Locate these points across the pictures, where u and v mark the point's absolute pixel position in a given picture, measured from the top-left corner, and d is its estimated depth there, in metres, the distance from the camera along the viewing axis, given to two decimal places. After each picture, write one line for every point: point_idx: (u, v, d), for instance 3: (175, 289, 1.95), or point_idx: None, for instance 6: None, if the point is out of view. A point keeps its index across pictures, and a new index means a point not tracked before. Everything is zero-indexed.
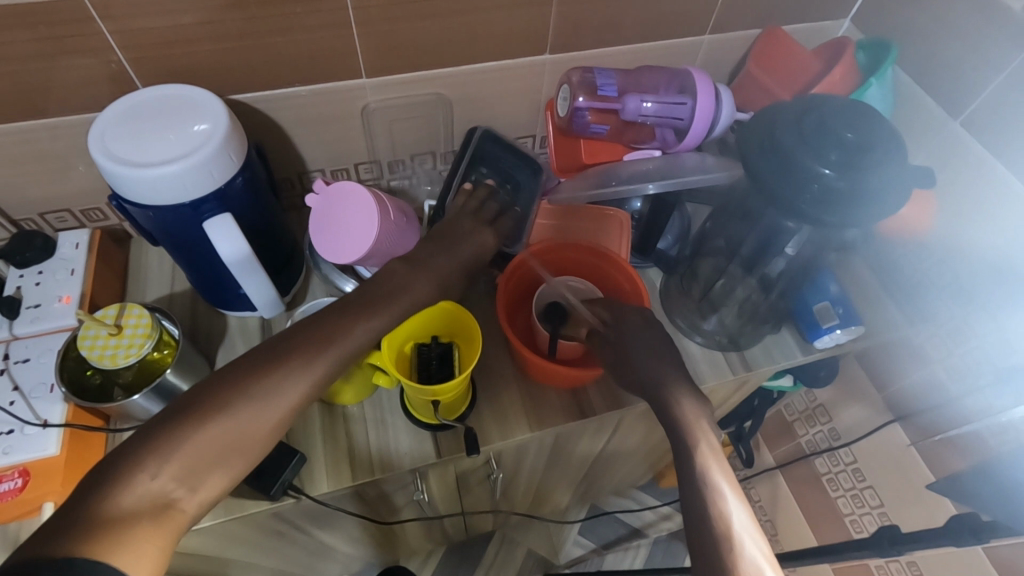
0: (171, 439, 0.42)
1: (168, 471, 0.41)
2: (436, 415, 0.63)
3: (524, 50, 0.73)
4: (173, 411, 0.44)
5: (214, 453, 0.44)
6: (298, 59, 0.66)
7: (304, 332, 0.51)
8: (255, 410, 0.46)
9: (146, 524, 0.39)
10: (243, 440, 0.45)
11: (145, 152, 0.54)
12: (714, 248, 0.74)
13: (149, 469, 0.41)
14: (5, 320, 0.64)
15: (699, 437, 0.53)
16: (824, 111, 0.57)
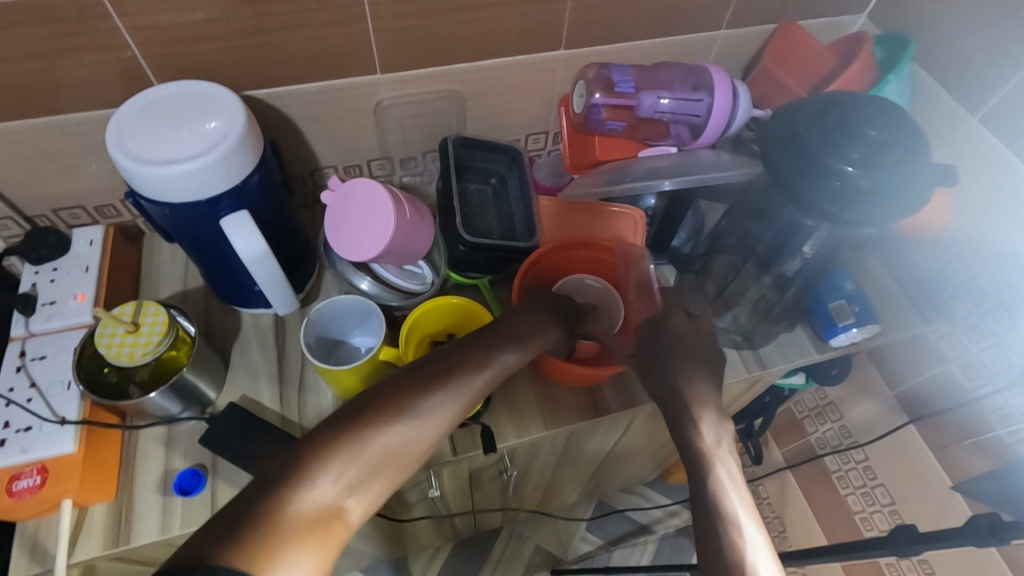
0: (358, 438, 0.43)
1: (339, 475, 0.41)
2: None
3: (539, 46, 0.73)
4: (355, 410, 0.45)
5: (384, 458, 0.43)
6: (313, 56, 0.65)
7: (468, 349, 0.51)
8: (418, 422, 0.45)
9: (318, 531, 0.38)
10: (406, 456, 0.44)
11: (162, 148, 0.54)
12: (727, 246, 0.74)
13: (335, 469, 0.41)
14: (21, 317, 0.64)
15: (713, 460, 0.50)
16: (845, 108, 0.57)
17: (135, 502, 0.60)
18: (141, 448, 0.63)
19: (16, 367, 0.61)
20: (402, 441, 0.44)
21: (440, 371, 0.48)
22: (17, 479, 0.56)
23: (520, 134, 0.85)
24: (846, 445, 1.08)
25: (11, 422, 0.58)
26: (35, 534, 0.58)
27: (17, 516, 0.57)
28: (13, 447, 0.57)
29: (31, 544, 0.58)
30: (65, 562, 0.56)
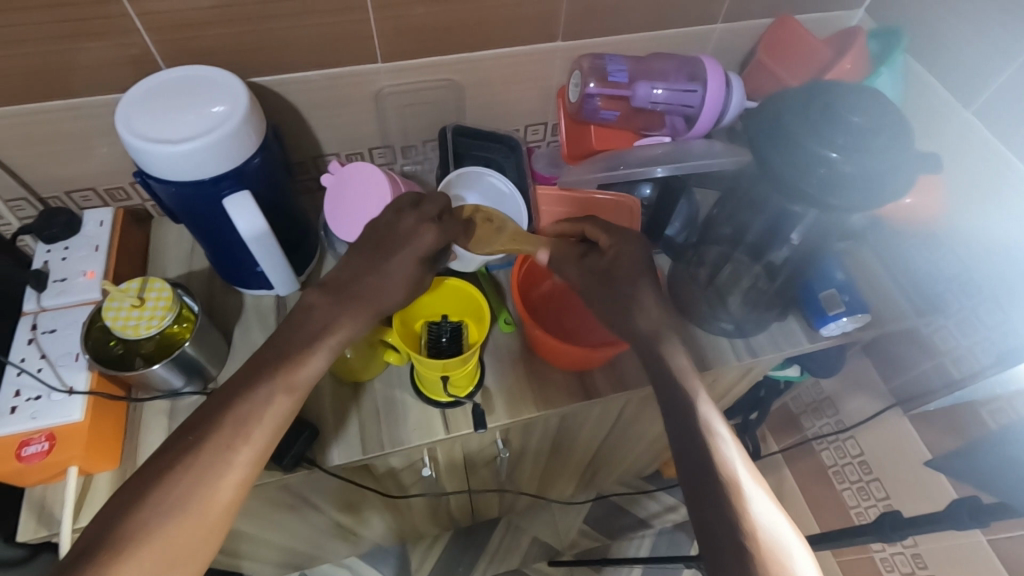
0: (107, 549, 0.41)
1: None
2: (446, 389, 0.65)
3: (536, 37, 0.74)
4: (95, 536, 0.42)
5: (164, 545, 0.43)
6: (315, 44, 0.67)
7: (245, 386, 0.49)
8: (194, 499, 0.44)
9: None
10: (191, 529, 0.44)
11: (169, 128, 0.56)
12: (718, 237, 0.77)
13: None
14: (33, 292, 0.67)
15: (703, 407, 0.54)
16: (831, 94, 0.58)
17: None
18: (146, 419, 0.65)
19: (28, 339, 0.63)
20: (169, 528, 0.43)
21: (178, 452, 0.45)
22: (27, 445, 0.58)
23: (519, 125, 0.87)
24: (843, 439, 1.09)
25: (23, 390, 0.60)
26: (42, 499, 0.60)
27: (27, 481, 0.60)
28: (23, 415, 0.59)
29: (38, 508, 0.60)
30: (71, 526, 0.58)
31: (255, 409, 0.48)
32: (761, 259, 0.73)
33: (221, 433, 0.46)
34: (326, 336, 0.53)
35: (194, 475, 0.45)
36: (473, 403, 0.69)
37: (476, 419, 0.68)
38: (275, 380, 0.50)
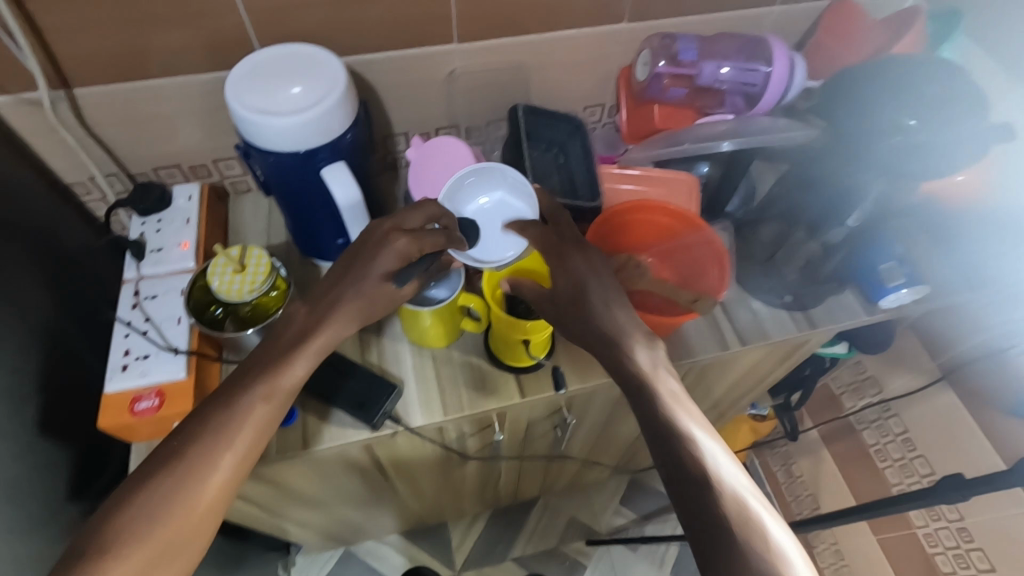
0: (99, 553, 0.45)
1: None
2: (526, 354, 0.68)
3: (604, 19, 0.77)
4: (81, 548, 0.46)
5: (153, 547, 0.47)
6: (396, 24, 0.70)
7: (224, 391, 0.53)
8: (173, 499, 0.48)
9: None
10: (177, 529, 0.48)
11: (277, 102, 0.59)
12: (774, 211, 0.80)
13: None
14: (132, 260, 0.71)
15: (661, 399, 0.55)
16: (905, 66, 0.61)
17: None
18: None
19: (132, 304, 0.67)
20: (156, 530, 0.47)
21: (167, 454, 0.49)
22: (139, 400, 0.62)
23: (578, 106, 0.89)
24: (885, 418, 1.10)
25: (133, 350, 0.64)
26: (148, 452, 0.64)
27: (136, 436, 0.63)
28: (134, 372, 0.63)
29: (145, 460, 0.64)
30: None
31: (236, 416, 0.52)
32: (818, 237, 0.75)
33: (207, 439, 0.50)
34: (305, 341, 0.56)
35: (176, 476, 0.49)
36: (553, 365, 0.73)
37: (556, 381, 0.72)
38: (255, 389, 0.53)
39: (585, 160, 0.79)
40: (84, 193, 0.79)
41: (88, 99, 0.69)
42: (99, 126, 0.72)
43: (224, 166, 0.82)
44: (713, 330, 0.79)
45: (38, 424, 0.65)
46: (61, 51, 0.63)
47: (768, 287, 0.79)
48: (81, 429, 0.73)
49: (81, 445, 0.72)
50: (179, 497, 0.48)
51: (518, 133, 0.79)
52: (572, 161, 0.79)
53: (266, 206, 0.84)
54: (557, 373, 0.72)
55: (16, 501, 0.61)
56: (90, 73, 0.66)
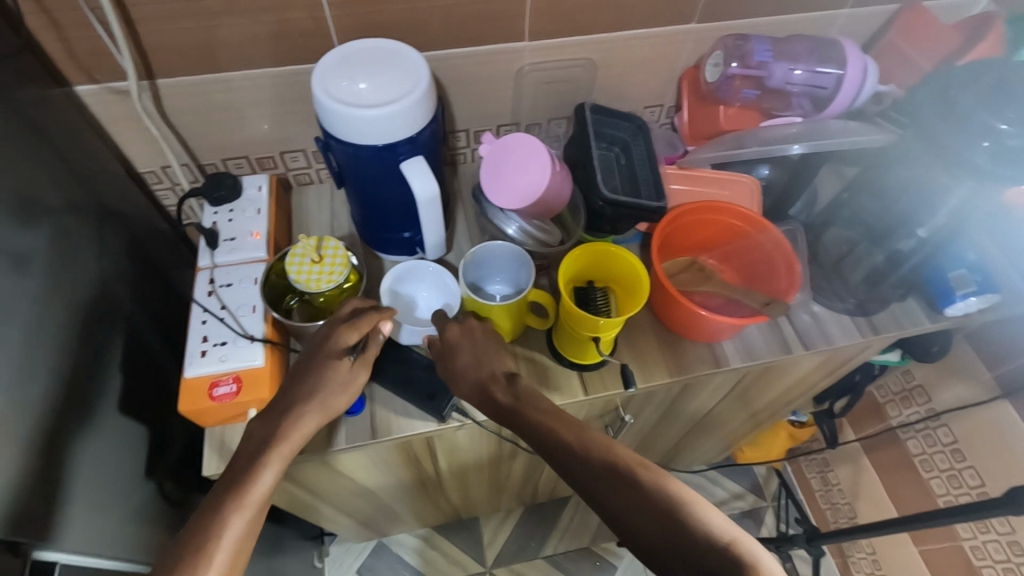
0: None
1: None
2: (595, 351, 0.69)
3: (673, 19, 0.76)
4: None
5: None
6: (470, 21, 0.71)
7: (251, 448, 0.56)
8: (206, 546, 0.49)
9: None
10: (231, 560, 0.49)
11: (363, 95, 0.60)
12: (841, 219, 0.81)
13: None
14: (207, 248, 0.72)
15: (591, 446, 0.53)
16: (1004, 69, 0.60)
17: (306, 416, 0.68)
18: None
19: (208, 291, 0.69)
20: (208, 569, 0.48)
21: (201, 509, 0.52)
22: (217, 386, 0.63)
23: (638, 106, 0.89)
24: (934, 428, 1.09)
25: (210, 336, 0.66)
26: (223, 437, 0.66)
27: (213, 420, 0.65)
28: (213, 358, 0.64)
29: (220, 444, 0.65)
30: None
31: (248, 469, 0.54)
32: (885, 246, 0.76)
33: (213, 506, 0.51)
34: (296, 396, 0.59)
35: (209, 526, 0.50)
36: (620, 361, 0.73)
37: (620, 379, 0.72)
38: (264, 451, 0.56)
39: (648, 160, 0.79)
40: (155, 182, 0.81)
41: (168, 90, 0.70)
42: (176, 117, 0.74)
43: (290, 158, 0.83)
44: (776, 333, 0.78)
45: (118, 404, 0.67)
46: (148, 42, 0.65)
47: (830, 291, 0.80)
48: (152, 411, 0.75)
49: (152, 426, 0.74)
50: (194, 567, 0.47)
51: (581, 131, 0.79)
52: (634, 161, 0.79)
53: (329, 198, 0.86)
54: (623, 370, 0.72)
55: (99, 478, 0.63)
56: (173, 65, 0.68)
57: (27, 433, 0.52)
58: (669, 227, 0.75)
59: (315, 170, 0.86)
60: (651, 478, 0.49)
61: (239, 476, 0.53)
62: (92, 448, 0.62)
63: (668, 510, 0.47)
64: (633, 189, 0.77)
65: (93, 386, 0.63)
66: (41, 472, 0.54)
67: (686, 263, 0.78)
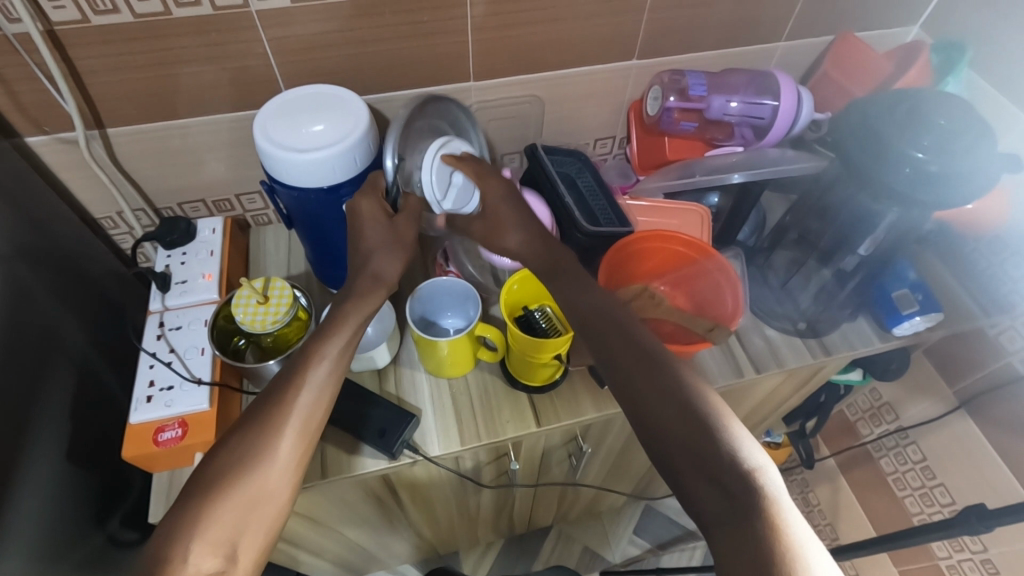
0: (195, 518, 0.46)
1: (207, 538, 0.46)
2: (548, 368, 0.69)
3: (614, 56, 0.79)
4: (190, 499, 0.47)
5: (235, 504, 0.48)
6: (415, 63, 0.73)
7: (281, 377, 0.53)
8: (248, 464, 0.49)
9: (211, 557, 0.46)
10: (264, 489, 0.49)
11: (302, 139, 0.62)
12: (789, 241, 0.82)
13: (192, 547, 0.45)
14: (158, 292, 0.73)
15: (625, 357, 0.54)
16: (920, 100, 0.63)
17: None
18: None
19: (157, 335, 0.69)
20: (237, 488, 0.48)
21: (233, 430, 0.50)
22: (163, 431, 0.63)
23: (589, 138, 0.92)
24: (903, 445, 1.10)
25: (157, 381, 0.66)
26: (171, 481, 0.65)
27: (160, 466, 0.65)
28: (159, 403, 0.64)
29: (167, 490, 0.65)
30: None
31: (283, 390, 0.52)
32: (831, 264, 0.78)
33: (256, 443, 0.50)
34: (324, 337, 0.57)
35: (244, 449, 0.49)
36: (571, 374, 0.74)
37: (574, 408, 0.73)
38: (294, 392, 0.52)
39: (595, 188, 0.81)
40: (111, 227, 0.82)
41: (119, 138, 0.72)
42: (129, 164, 0.75)
43: (246, 199, 0.85)
44: (728, 358, 0.79)
45: (66, 452, 0.67)
46: (97, 93, 0.66)
47: (779, 313, 0.81)
48: (105, 457, 0.74)
49: (103, 474, 0.73)
50: (236, 491, 0.48)
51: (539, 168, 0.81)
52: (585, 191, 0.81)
53: (287, 237, 0.87)
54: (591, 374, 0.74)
55: (39, 530, 0.61)
56: (122, 113, 0.69)
57: None
58: (620, 256, 0.75)
59: (272, 210, 0.87)
60: (705, 399, 0.49)
61: (276, 414, 0.51)
62: (32, 499, 0.61)
63: (711, 425, 0.47)
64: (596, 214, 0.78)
65: (38, 435, 0.63)
66: None
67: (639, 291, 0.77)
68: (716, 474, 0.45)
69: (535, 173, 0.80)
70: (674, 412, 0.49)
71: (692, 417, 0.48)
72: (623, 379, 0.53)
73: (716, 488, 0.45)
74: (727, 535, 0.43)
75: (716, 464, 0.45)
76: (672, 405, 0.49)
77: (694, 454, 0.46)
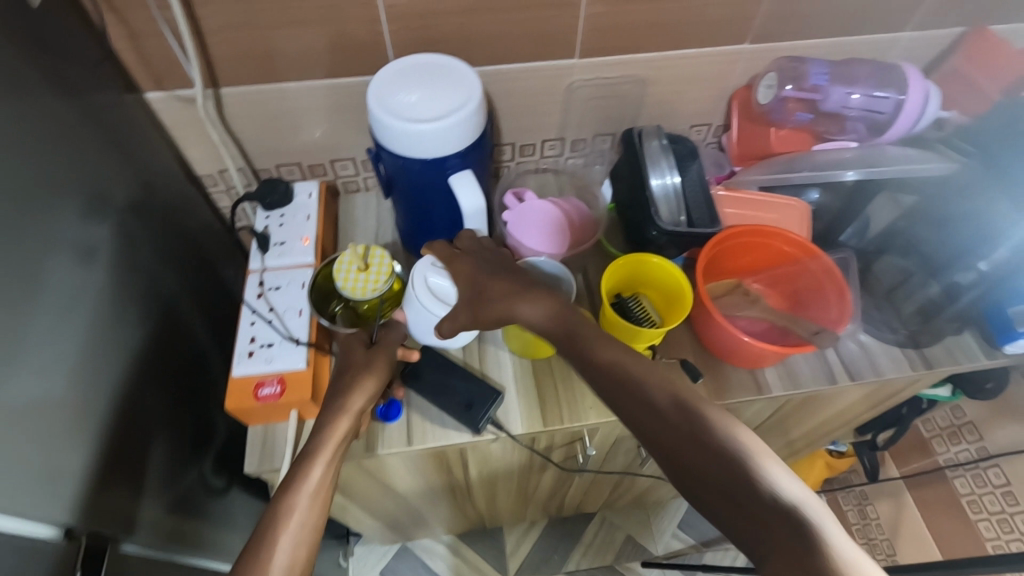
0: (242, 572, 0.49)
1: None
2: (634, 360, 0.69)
3: (726, 39, 0.75)
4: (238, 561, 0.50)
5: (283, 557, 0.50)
6: (521, 36, 0.71)
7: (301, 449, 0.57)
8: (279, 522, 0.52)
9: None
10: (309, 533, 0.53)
11: (416, 109, 0.62)
12: (897, 247, 0.78)
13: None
14: (258, 252, 0.75)
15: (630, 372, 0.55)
16: None
17: None
18: None
19: (257, 293, 0.71)
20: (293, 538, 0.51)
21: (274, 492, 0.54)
22: (263, 386, 0.65)
23: (683, 125, 0.89)
24: (984, 468, 1.05)
25: (258, 338, 0.68)
26: (264, 436, 0.68)
27: (254, 419, 0.67)
28: (260, 359, 0.66)
29: (261, 444, 0.67)
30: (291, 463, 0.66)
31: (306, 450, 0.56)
32: (943, 279, 0.73)
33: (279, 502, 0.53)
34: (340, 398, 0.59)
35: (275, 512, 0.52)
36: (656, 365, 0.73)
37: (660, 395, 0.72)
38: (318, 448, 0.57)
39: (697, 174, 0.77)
40: (212, 185, 0.85)
41: (229, 97, 0.73)
42: (235, 124, 0.77)
43: (340, 166, 0.86)
44: (820, 361, 0.76)
45: (168, 397, 0.70)
46: (215, 54, 0.67)
47: (878, 321, 0.77)
48: (197, 406, 0.77)
49: (198, 419, 0.76)
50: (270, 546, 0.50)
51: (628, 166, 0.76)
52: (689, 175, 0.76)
53: (375, 206, 0.87)
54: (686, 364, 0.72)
55: (149, 468, 0.64)
56: (235, 73, 0.70)
57: (79, 422, 0.54)
58: (717, 249, 0.73)
59: (362, 178, 0.88)
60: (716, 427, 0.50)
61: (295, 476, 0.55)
62: (141, 437, 0.63)
63: (700, 424, 0.50)
64: (700, 202, 0.75)
65: (146, 380, 0.66)
66: (101, 459, 0.56)
67: (732, 286, 0.78)
68: (745, 506, 0.46)
69: (627, 160, 0.76)
70: (668, 417, 0.51)
71: (685, 418, 0.51)
72: (615, 390, 0.54)
73: (756, 527, 0.45)
74: (744, 527, 0.46)
75: (719, 463, 0.48)
76: (680, 431, 0.51)
77: (699, 463, 0.49)
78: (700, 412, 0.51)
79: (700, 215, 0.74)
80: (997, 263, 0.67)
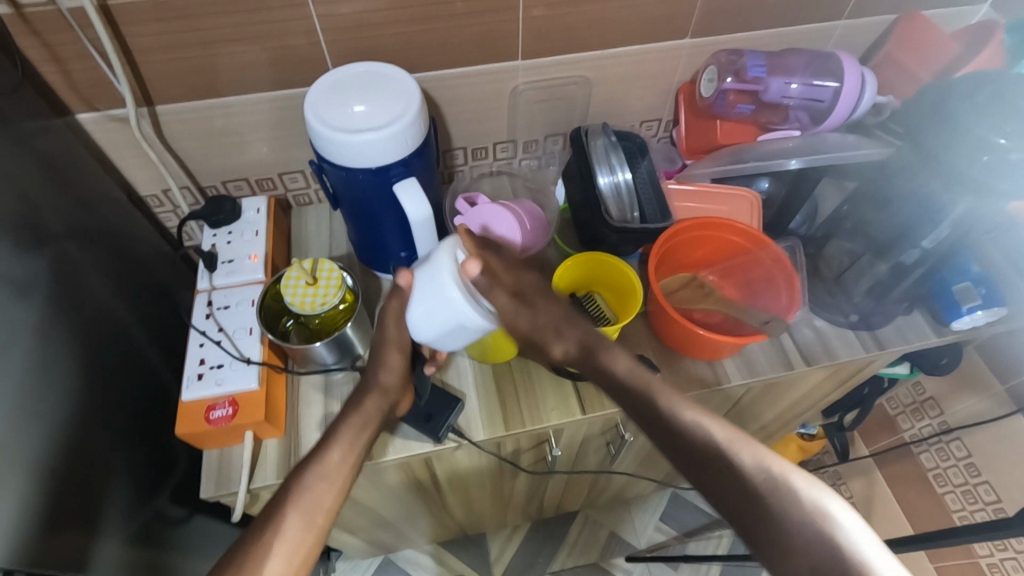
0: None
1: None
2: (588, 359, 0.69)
3: (667, 35, 0.76)
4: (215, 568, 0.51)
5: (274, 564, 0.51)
6: (462, 41, 0.71)
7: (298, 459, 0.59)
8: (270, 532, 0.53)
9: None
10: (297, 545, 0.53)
11: (354, 120, 0.61)
12: (845, 230, 0.79)
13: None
14: (205, 272, 0.73)
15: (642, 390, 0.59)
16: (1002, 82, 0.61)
17: (302, 437, 0.69)
18: (304, 391, 0.71)
19: (206, 314, 0.70)
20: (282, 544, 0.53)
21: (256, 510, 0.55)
22: (214, 409, 0.63)
23: (633, 121, 0.89)
24: (946, 441, 1.08)
25: (208, 359, 0.66)
26: (220, 459, 0.66)
27: (210, 443, 0.66)
28: (210, 381, 0.65)
29: (217, 467, 0.66)
30: (249, 485, 0.65)
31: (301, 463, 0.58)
32: (890, 258, 0.74)
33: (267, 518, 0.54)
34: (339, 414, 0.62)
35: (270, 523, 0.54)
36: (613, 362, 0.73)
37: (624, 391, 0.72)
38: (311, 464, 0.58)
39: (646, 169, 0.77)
40: (156, 205, 0.84)
41: (167, 116, 0.71)
42: (176, 142, 0.75)
43: (289, 179, 0.84)
44: (777, 348, 0.77)
45: (121, 425, 0.68)
46: (147, 72, 0.66)
47: (831, 305, 0.78)
48: (155, 433, 0.75)
49: (156, 446, 0.74)
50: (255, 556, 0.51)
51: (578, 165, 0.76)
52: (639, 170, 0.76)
53: (328, 218, 0.86)
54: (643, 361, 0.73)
55: (104, 500, 0.63)
56: (170, 91, 0.69)
57: (18, 459, 0.52)
58: (669, 243, 0.73)
59: (314, 190, 0.87)
60: (757, 474, 0.52)
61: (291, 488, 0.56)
62: (93, 470, 0.62)
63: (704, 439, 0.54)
64: (650, 195, 0.75)
65: (95, 410, 0.64)
66: (47, 496, 0.54)
67: (687, 279, 0.79)
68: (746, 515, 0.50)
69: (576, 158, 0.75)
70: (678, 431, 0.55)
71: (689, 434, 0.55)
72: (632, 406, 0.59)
73: (756, 531, 0.50)
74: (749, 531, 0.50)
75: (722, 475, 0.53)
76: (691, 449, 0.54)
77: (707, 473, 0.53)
78: (741, 459, 0.53)
79: (650, 210, 0.74)
80: (938, 240, 0.69)
